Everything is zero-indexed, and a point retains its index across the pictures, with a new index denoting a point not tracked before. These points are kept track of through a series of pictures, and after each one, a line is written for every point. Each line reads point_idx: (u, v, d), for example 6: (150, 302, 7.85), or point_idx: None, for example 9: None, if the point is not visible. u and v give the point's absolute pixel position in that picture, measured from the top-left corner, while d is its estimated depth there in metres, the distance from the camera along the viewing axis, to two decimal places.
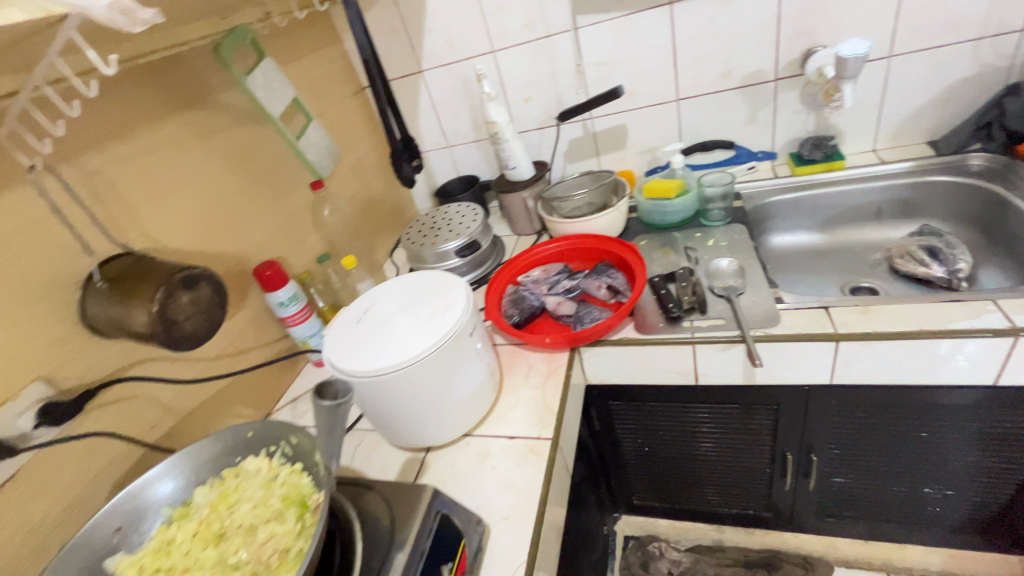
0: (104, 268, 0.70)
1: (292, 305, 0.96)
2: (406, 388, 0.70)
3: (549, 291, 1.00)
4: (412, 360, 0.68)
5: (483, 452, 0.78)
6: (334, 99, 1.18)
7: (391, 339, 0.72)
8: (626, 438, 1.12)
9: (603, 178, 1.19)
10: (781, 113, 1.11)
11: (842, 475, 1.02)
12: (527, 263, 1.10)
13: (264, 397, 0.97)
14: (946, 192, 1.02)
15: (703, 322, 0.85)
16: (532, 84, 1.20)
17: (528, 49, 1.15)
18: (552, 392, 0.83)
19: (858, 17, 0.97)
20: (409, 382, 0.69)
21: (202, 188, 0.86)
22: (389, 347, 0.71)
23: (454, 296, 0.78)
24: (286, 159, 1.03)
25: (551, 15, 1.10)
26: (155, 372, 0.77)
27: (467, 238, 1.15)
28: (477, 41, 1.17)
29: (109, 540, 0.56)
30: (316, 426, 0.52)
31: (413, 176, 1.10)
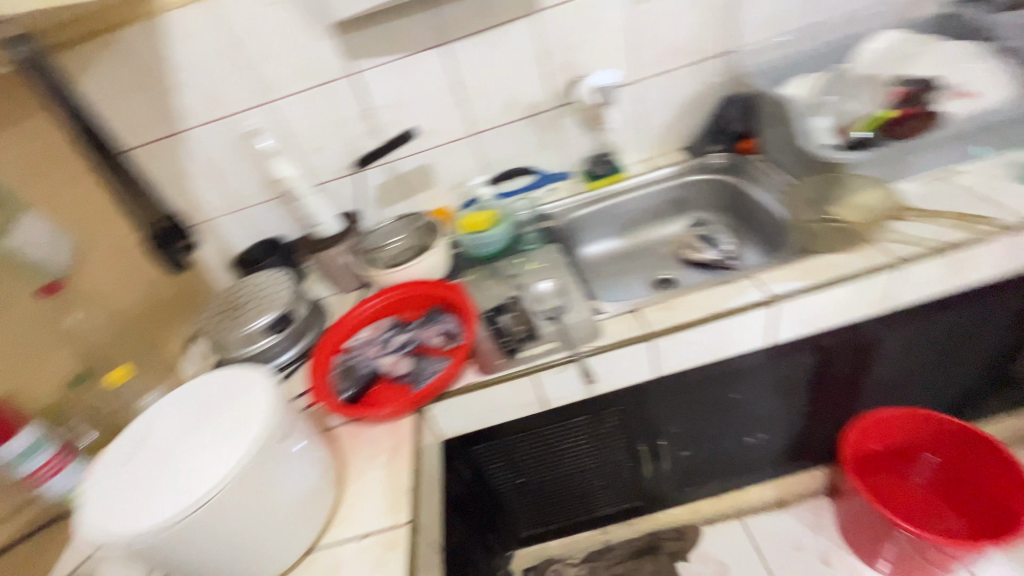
0: None
1: (35, 455, 0.75)
2: (211, 533, 0.56)
3: (381, 352, 0.91)
4: (209, 498, 0.55)
5: (334, 566, 0.66)
6: (59, 176, 0.93)
7: (177, 476, 0.58)
8: (498, 476, 1.09)
9: (417, 220, 1.16)
10: (565, 137, 1.21)
11: (687, 448, 1.13)
12: (353, 325, 1.00)
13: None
14: (703, 187, 1.21)
15: (537, 349, 0.87)
16: (320, 133, 1.11)
17: (306, 97, 1.06)
18: (401, 467, 0.75)
19: (605, 49, 1.10)
20: (210, 526, 0.56)
21: None
22: (177, 488, 0.56)
23: (258, 396, 0.65)
24: None
25: (324, 61, 1.03)
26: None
27: (277, 312, 1.00)
28: (244, 93, 1.04)
29: None
30: None
31: (186, 257, 0.94)
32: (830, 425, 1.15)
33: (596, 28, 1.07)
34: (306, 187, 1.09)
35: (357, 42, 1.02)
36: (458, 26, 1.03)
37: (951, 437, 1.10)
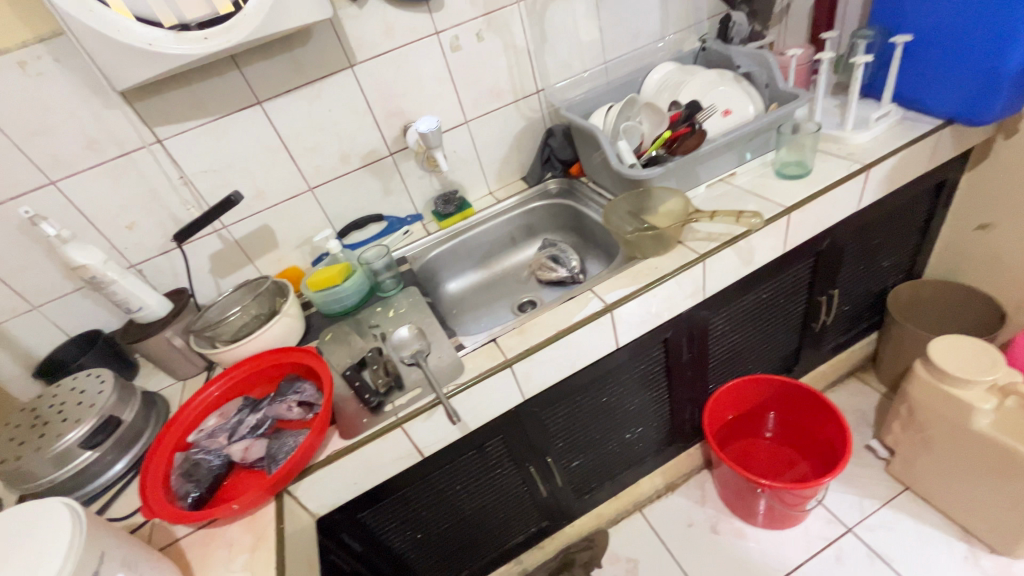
0: None
1: None
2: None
3: (229, 440, 0.82)
4: None
5: None
6: None
7: None
8: (394, 539, 1.03)
9: (260, 286, 1.08)
10: (408, 180, 1.22)
11: (575, 458, 1.17)
12: (196, 413, 0.89)
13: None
14: (546, 211, 1.30)
15: (403, 399, 0.85)
16: (129, 208, 1.00)
17: (102, 172, 0.95)
18: (263, 566, 0.68)
19: (430, 96, 1.14)
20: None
21: None
22: None
23: (53, 532, 0.56)
24: None
25: (118, 132, 0.93)
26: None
27: (97, 418, 0.86)
28: (18, 175, 0.90)
29: None
30: None
31: None
32: (692, 406, 1.28)
33: (417, 77, 1.11)
34: (116, 270, 0.96)
35: (157, 108, 0.94)
36: (272, 84, 1.00)
37: (784, 393, 1.29)
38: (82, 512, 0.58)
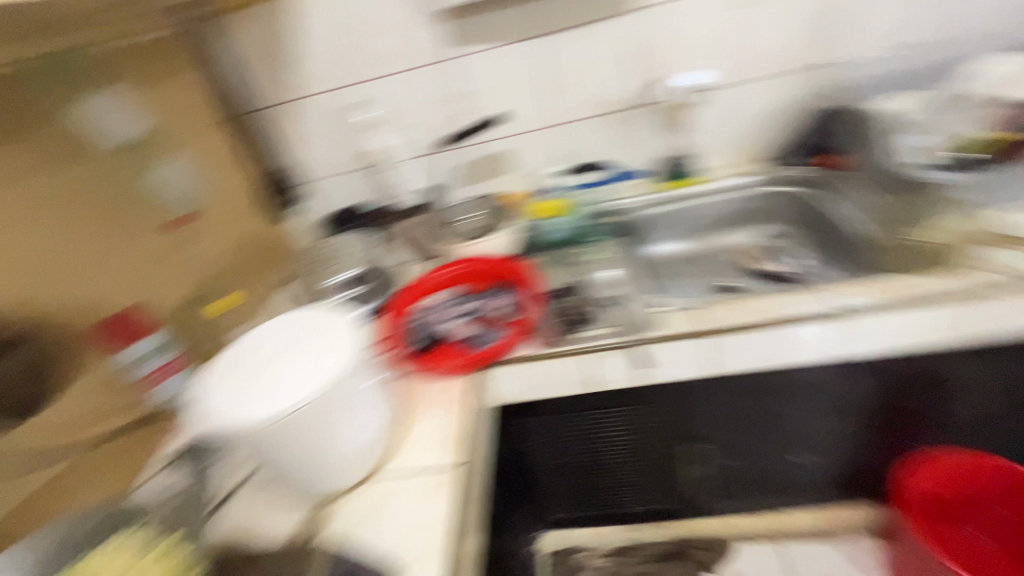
0: None
1: (156, 357, 0.86)
2: (280, 442, 0.64)
3: (448, 316, 0.98)
4: (288, 413, 0.62)
5: (389, 492, 0.72)
6: (190, 130, 1.05)
7: (265, 389, 0.65)
8: (538, 454, 1.12)
9: (490, 202, 1.23)
10: (647, 135, 1.21)
11: (730, 457, 1.12)
12: (427, 287, 1.06)
13: (113, 477, 0.80)
14: (780, 202, 1.20)
15: (595, 331, 0.92)
16: (414, 112, 1.19)
17: (408, 78, 1.14)
18: (456, 420, 0.80)
19: (697, 52, 1.11)
20: (280, 435, 0.64)
21: (19, 241, 0.72)
22: (263, 397, 0.64)
23: (337, 335, 0.70)
24: (133, 200, 0.92)
25: (427, 44, 1.10)
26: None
27: (356, 270, 1.08)
28: (355, 68, 1.12)
29: None
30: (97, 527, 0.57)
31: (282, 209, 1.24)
32: (888, 458, 1.11)
33: (690, 30, 1.08)
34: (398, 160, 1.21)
35: (461, 29, 1.08)
36: (554, 19, 1.08)
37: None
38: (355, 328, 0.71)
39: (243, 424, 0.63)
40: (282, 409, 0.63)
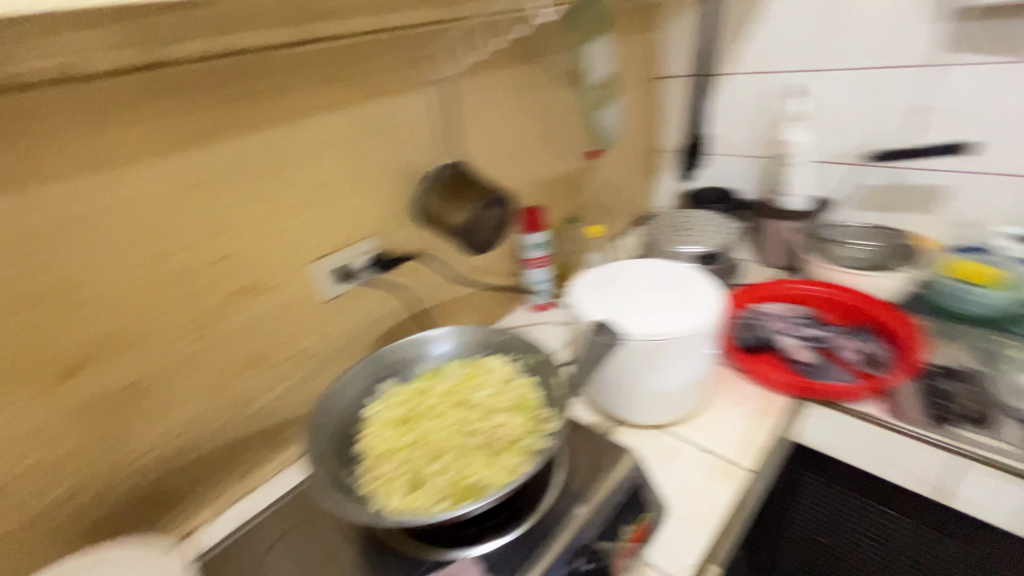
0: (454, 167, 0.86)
1: (538, 250, 1.05)
2: (623, 357, 0.72)
3: (789, 330, 0.92)
4: (643, 336, 0.69)
5: (673, 450, 0.76)
6: (633, 82, 1.22)
7: (629, 307, 0.74)
8: (801, 514, 0.94)
9: (893, 238, 1.04)
10: None
11: None
12: (780, 293, 1.03)
13: (482, 317, 1.07)
14: None
15: (979, 440, 0.73)
16: (848, 116, 1.08)
17: (862, 77, 1.04)
18: (760, 429, 0.78)
19: None
20: (637, 353, 0.71)
21: (514, 130, 0.99)
22: (626, 313, 0.73)
23: (708, 294, 0.76)
24: (578, 124, 1.13)
25: (911, 43, 0.97)
26: (427, 260, 0.92)
27: (711, 248, 1.10)
28: (806, 57, 1.09)
29: (388, 366, 0.72)
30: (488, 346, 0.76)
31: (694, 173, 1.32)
32: None
33: None
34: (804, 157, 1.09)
35: (969, 32, 0.91)
36: None
37: None
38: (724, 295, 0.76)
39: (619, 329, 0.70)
40: (656, 331, 0.69)
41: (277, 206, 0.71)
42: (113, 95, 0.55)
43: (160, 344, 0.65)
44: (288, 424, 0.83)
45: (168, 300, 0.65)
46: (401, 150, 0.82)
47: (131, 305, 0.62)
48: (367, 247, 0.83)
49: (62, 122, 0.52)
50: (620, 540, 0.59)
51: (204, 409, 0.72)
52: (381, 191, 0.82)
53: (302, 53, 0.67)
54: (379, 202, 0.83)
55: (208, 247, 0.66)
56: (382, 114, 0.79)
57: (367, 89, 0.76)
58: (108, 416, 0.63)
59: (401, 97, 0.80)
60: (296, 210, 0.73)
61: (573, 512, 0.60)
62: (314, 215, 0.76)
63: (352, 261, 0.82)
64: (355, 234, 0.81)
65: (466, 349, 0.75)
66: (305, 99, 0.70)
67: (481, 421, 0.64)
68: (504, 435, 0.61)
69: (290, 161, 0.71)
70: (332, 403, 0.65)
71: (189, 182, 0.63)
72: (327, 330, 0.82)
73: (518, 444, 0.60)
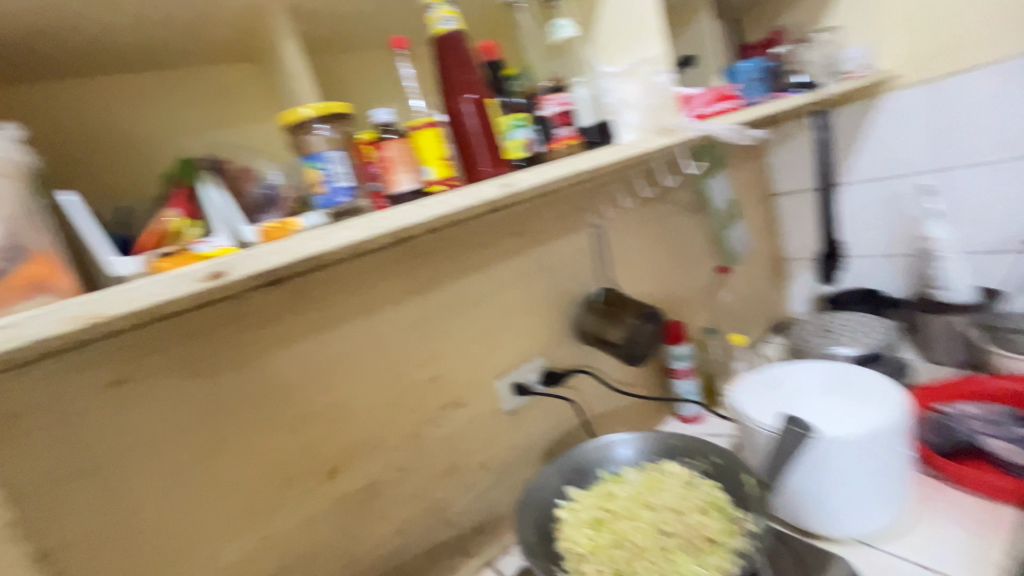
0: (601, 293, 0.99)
1: (683, 361, 1.10)
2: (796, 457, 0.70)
3: (994, 432, 0.82)
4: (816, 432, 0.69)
5: (886, 567, 0.69)
6: (750, 203, 1.34)
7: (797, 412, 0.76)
8: None
9: None
10: None
11: None
12: (965, 392, 0.95)
13: (635, 429, 1.11)
14: None
15: None
16: (994, 204, 1.06)
17: (997, 170, 1.05)
18: (995, 547, 0.68)
19: None
20: (833, 455, 0.68)
21: (652, 254, 1.12)
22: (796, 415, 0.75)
23: (892, 394, 0.75)
24: (706, 244, 1.24)
25: None
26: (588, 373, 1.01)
27: (866, 349, 1.08)
28: (922, 159, 1.13)
29: (571, 472, 0.78)
30: (660, 453, 0.80)
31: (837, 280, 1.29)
32: None
33: None
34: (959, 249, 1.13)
35: None
36: None
37: None
38: (909, 395, 0.75)
39: (813, 432, 0.68)
40: (852, 433, 0.67)
41: (474, 332, 0.89)
42: (369, 268, 0.78)
43: (389, 449, 0.80)
44: (474, 533, 0.90)
45: (397, 411, 0.81)
46: (561, 282, 0.98)
47: (373, 416, 0.79)
48: (536, 364, 0.96)
49: (345, 281, 0.76)
50: None
51: (414, 512, 0.83)
52: (546, 315, 0.97)
53: (496, 216, 0.90)
54: (545, 325, 0.97)
55: (425, 368, 0.84)
56: (547, 253, 0.96)
57: (535, 237, 0.95)
58: (351, 512, 0.77)
59: (566, 237, 0.99)
60: (485, 335, 0.90)
61: None
62: (500, 338, 0.92)
63: (524, 378, 0.94)
64: (527, 354, 0.95)
65: (642, 455, 0.80)
66: (498, 248, 0.91)
67: (676, 520, 0.67)
68: (702, 534, 0.64)
69: (482, 297, 0.90)
70: (529, 501, 0.73)
71: (417, 316, 0.83)
72: (504, 439, 0.93)
73: (721, 544, 0.62)
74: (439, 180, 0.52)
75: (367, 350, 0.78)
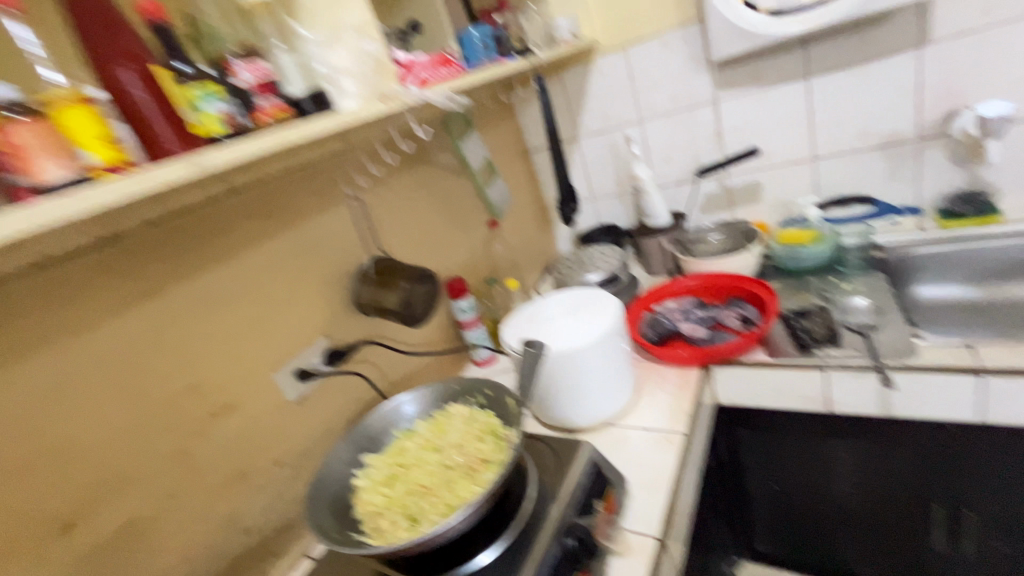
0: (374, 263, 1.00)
1: (469, 312, 1.20)
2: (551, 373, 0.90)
3: (684, 318, 1.12)
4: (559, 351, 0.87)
5: (623, 438, 0.90)
6: (509, 161, 1.48)
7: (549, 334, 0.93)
8: (753, 468, 1.15)
9: (736, 228, 1.31)
10: (926, 170, 1.16)
11: (1002, 543, 0.95)
12: (666, 294, 1.23)
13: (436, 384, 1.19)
14: None
15: (836, 352, 0.92)
16: (674, 146, 1.39)
17: (672, 119, 1.36)
18: (685, 399, 0.94)
19: (1008, 80, 1.02)
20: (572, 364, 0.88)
21: (423, 219, 1.17)
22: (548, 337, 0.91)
23: (610, 305, 0.95)
24: (475, 202, 1.34)
25: (696, 91, 1.30)
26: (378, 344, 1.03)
27: (608, 273, 1.34)
28: (627, 113, 1.40)
29: (365, 441, 0.80)
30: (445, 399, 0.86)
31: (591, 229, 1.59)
32: None
33: (1004, 59, 1.01)
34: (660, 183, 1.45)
35: (730, 76, 1.25)
36: (830, 60, 1.15)
37: None
38: (622, 305, 0.96)
39: (552, 350, 0.88)
40: (579, 343, 0.88)
41: (234, 328, 0.82)
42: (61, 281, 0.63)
43: (148, 480, 0.70)
44: (280, 532, 0.87)
45: (148, 436, 0.71)
46: (330, 259, 0.96)
47: (114, 450, 0.67)
48: (318, 347, 0.93)
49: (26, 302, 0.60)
50: (595, 511, 0.69)
51: (200, 535, 0.76)
52: (319, 295, 0.94)
53: (235, 199, 0.81)
54: (321, 305, 0.94)
55: (177, 380, 0.74)
56: (307, 231, 0.92)
57: (289, 216, 0.89)
58: (110, 563, 0.66)
59: (326, 212, 0.96)
60: (249, 329, 0.84)
61: (548, 512, 0.70)
62: (268, 329, 0.86)
63: (306, 363, 0.91)
64: (305, 340, 0.92)
65: (430, 405, 0.86)
66: (246, 233, 0.83)
67: (456, 453, 0.74)
68: (478, 458, 0.72)
69: (237, 289, 0.82)
70: (323, 482, 0.73)
71: (152, 324, 0.72)
72: (297, 430, 0.90)
73: (491, 461, 0.71)
74: (105, 167, 0.45)
75: (83, 377, 0.65)
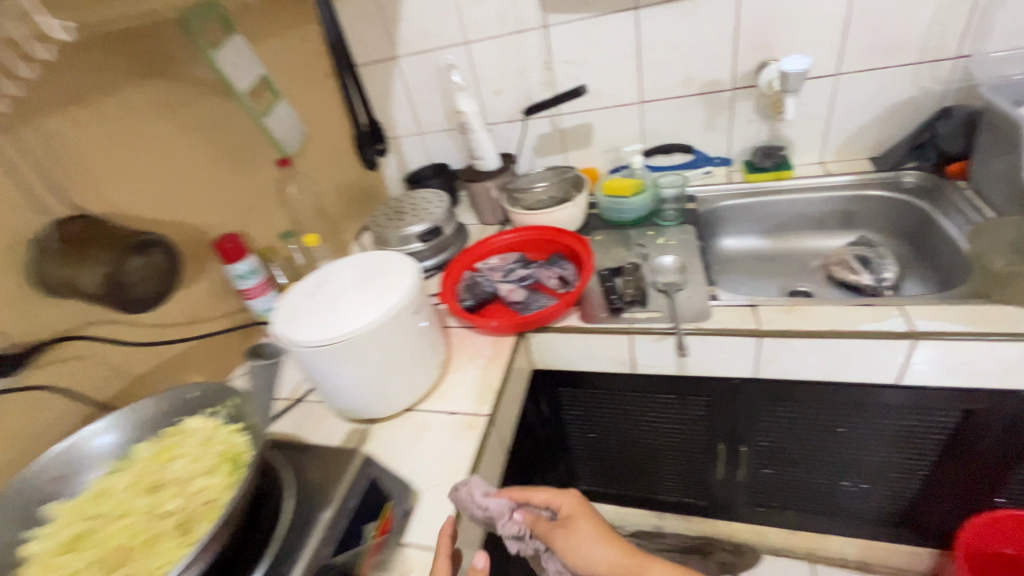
0: (63, 226, 0.71)
1: (251, 278, 0.99)
2: (330, 364, 0.73)
3: (503, 278, 1.03)
4: (334, 339, 0.71)
5: (422, 426, 0.80)
6: (306, 81, 1.19)
7: (324, 318, 0.75)
8: (573, 422, 1.17)
9: (565, 173, 1.22)
10: (737, 121, 1.16)
11: (769, 467, 1.08)
12: (488, 251, 1.12)
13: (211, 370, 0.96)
14: (884, 206, 1.08)
15: (641, 314, 0.90)
16: (503, 77, 1.23)
17: (498, 44, 1.18)
18: (494, 374, 0.86)
19: (811, 34, 1.03)
20: (354, 353, 0.73)
21: (164, 158, 0.87)
22: (323, 322, 0.74)
23: (406, 275, 0.80)
24: (254, 135, 1.05)
25: (523, 12, 1.13)
26: (102, 334, 0.77)
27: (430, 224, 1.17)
28: (450, 32, 1.19)
29: (45, 487, 0.58)
30: (179, 412, 0.66)
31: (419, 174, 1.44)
32: (952, 503, 0.99)
33: (810, 10, 1.00)
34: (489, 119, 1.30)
35: None
36: None
37: None
38: (421, 274, 0.81)
39: (331, 339, 0.71)
40: (364, 326, 0.72)
41: None
42: None
43: None
44: None
45: None
46: None
47: None
48: None
49: None
50: (361, 542, 0.61)
51: None
52: None
53: None
54: None
55: None
56: None
57: None
58: None
59: None
60: None
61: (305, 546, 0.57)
62: None
63: None
64: None
65: (156, 422, 0.65)
66: None
67: (176, 497, 0.56)
68: (204, 501, 0.55)
69: None
70: None
71: None
72: None
73: (216, 507, 0.54)
74: None
75: None
